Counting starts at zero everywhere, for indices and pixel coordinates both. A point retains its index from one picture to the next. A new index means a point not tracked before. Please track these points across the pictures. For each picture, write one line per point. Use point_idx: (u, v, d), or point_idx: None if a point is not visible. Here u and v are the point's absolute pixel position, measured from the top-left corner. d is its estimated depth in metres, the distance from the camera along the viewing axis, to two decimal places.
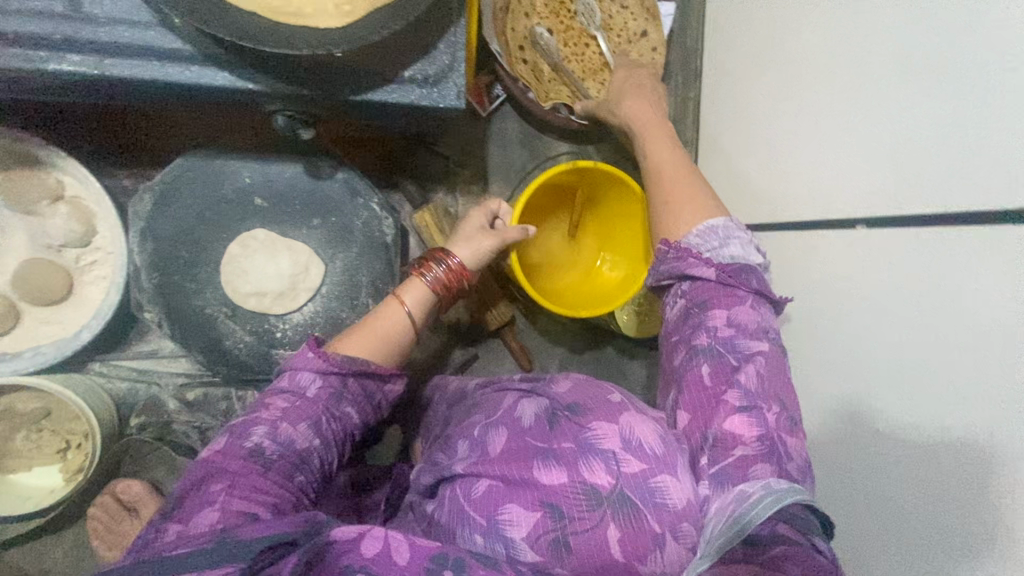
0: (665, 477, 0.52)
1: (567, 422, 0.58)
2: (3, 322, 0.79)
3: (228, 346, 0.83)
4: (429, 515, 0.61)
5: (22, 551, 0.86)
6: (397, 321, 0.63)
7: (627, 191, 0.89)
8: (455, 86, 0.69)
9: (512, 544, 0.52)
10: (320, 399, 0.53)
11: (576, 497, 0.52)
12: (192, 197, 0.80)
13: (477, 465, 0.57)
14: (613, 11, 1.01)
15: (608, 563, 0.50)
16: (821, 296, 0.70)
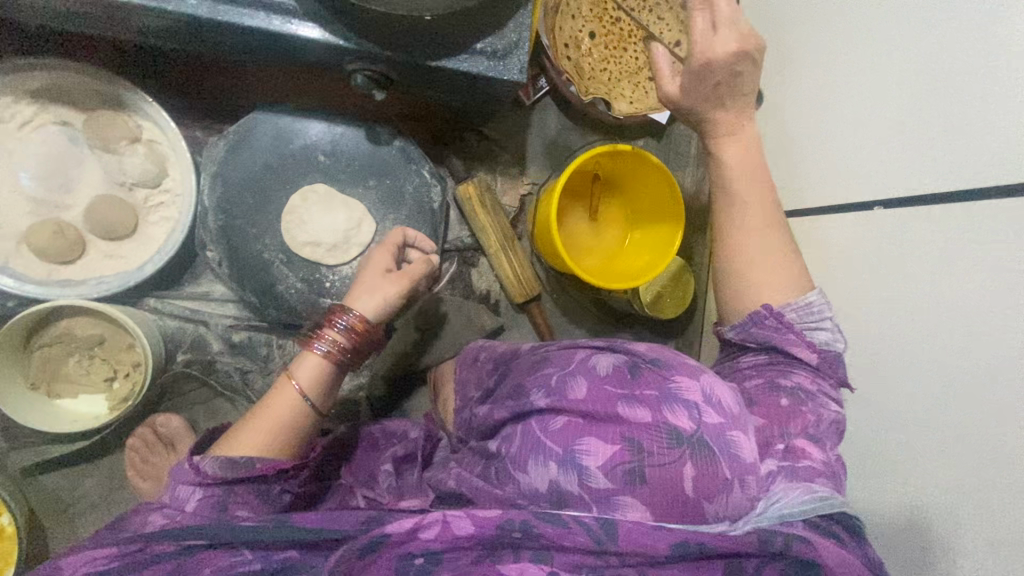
0: (739, 433, 0.55)
1: (649, 371, 0.59)
2: (72, 251, 0.84)
3: (282, 291, 0.88)
4: (496, 448, 0.64)
5: (59, 476, 0.89)
6: (289, 399, 0.70)
7: (658, 174, 0.94)
8: (518, 62, 0.78)
9: (586, 471, 0.55)
10: (202, 512, 0.62)
11: (657, 438, 0.54)
12: (260, 146, 0.86)
13: (559, 402, 0.59)
14: (652, 20, 1.09)
15: (679, 498, 0.53)
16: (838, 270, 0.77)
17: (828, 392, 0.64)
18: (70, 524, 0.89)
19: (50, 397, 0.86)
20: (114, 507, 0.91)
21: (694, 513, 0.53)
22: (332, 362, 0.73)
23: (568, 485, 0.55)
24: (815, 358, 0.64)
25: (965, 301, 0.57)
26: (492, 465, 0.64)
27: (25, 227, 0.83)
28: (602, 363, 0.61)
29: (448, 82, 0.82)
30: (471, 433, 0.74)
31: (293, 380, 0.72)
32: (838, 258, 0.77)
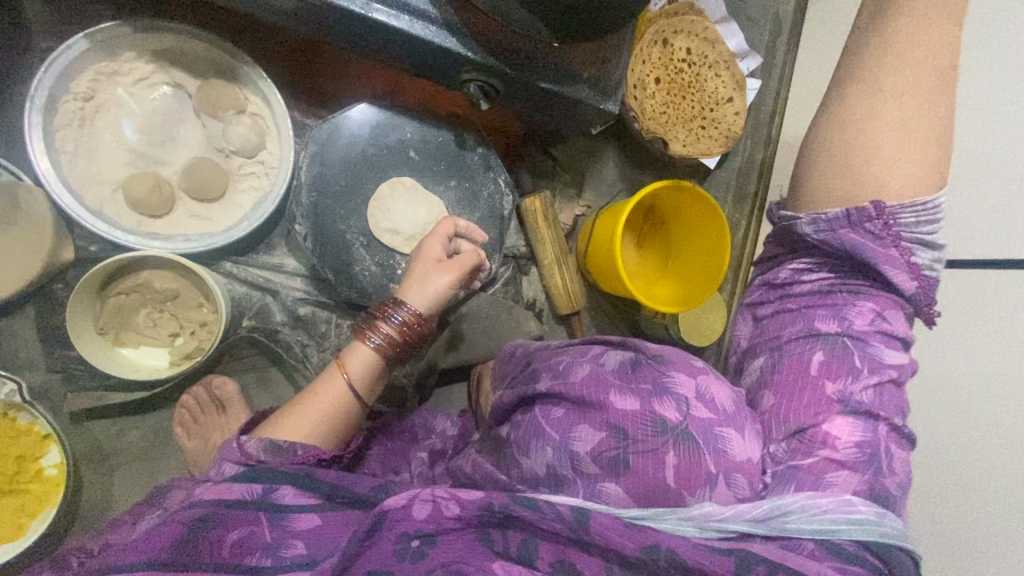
0: (727, 429, 0.61)
1: (647, 366, 0.66)
2: (164, 205, 0.86)
3: (356, 272, 0.92)
4: (507, 434, 0.69)
5: (104, 424, 0.89)
6: (336, 390, 0.70)
7: (697, 200, 1.03)
8: (614, 96, 0.87)
9: (577, 456, 0.61)
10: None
11: (644, 424, 0.60)
12: (357, 135, 0.92)
13: (560, 389, 0.66)
14: (708, 77, 1.19)
15: (662, 486, 0.58)
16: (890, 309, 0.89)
17: (894, 330, 0.66)
18: (106, 477, 0.89)
19: (114, 345, 0.86)
20: (152, 464, 0.91)
21: (677, 501, 0.58)
22: (383, 352, 0.72)
23: (561, 467, 0.61)
24: (909, 285, 0.67)
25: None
26: (501, 450, 0.69)
27: (123, 175, 0.86)
28: (609, 359, 0.68)
29: (543, 102, 0.90)
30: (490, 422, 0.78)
31: (343, 371, 0.71)
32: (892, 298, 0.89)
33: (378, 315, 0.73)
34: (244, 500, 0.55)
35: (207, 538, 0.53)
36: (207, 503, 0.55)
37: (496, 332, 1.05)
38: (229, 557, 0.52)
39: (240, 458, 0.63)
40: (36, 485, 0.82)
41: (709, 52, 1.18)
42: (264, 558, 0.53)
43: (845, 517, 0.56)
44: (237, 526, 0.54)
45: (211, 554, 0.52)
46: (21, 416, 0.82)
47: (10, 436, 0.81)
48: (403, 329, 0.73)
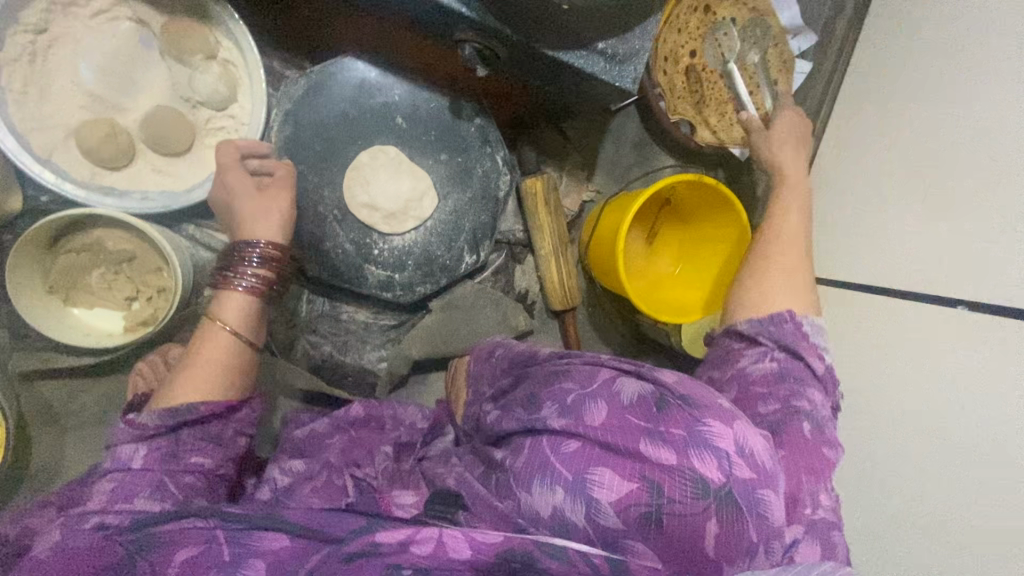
0: (769, 491, 0.50)
1: (678, 408, 0.52)
2: (120, 158, 0.78)
3: (328, 249, 0.84)
4: (503, 461, 0.57)
5: (56, 386, 0.85)
6: (216, 338, 0.61)
7: (720, 200, 0.91)
8: (634, 70, 0.74)
9: (594, 506, 0.49)
10: (149, 465, 0.55)
11: (683, 484, 0.48)
12: (338, 94, 0.82)
13: (572, 424, 0.52)
14: (751, 53, 1.04)
15: (695, 551, 0.48)
16: (883, 344, 0.81)
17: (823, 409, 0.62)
18: (57, 439, 0.85)
19: (65, 304, 0.81)
20: (105, 430, 0.87)
21: (711, 569, 0.48)
22: (259, 291, 0.64)
23: (572, 514, 0.49)
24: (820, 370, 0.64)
25: (953, 390, 0.70)
26: (493, 474, 0.57)
27: (77, 121, 0.78)
28: (625, 387, 0.55)
29: (549, 71, 0.79)
30: (479, 433, 0.67)
31: (219, 318, 0.62)
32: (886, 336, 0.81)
33: (230, 262, 0.65)
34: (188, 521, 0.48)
35: (148, 562, 0.46)
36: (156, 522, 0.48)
37: (480, 322, 0.97)
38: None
39: (135, 436, 0.55)
40: None
41: (755, 24, 1.04)
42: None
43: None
44: (188, 544, 0.46)
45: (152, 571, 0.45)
46: None
47: None
48: (265, 267, 0.65)
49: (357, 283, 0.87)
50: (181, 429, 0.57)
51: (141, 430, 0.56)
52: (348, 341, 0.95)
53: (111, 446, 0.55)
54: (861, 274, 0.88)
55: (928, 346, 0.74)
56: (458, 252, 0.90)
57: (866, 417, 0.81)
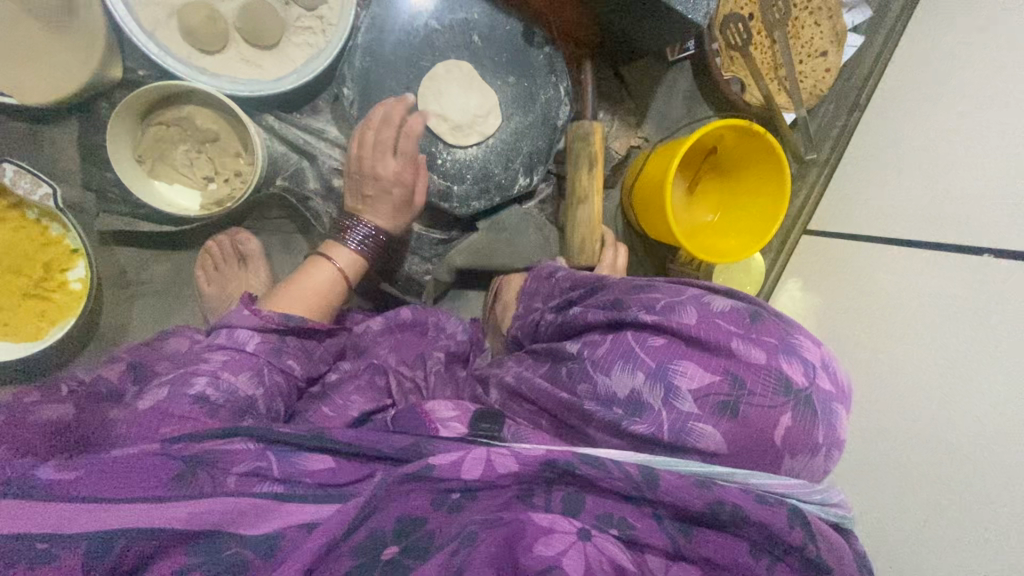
0: (843, 408, 0.56)
1: (770, 320, 0.57)
2: (216, 42, 0.83)
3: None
4: (583, 351, 0.62)
5: (131, 254, 0.91)
6: (326, 276, 0.79)
7: (774, 162, 0.95)
8: (707, 6, 0.79)
9: (676, 390, 0.55)
10: (259, 351, 0.67)
11: (767, 381, 0.54)
12: (422, 6, 0.88)
13: (662, 321, 0.58)
14: (806, 23, 1.09)
15: (766, 443, 0.54)
16: (918, 306, 0.85)
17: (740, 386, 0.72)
18: (125, 304, 0.91)
19: (149, 176, 0.86)
20: (171, 302, 0.93)
21: (772, 463, 0.54)
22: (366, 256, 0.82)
23: (650, 398, 0.55)
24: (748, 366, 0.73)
25: (983, 356, 0.75)
26: (563, 365, 0.64)
27: (180, 2, 0.83)
28: (717, 301, 0.59)
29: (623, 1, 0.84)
30: (540, 338, 0.74)
31: (333, 263, 0.80)
32: (916, 296, 0.86)
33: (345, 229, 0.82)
34: (242, 440, 0.52)
35: (207, 475, 0.48)
36: (205, 442, 0.51)
37: (522, 245, 1.00)
38: (236, 489, 0.48)
39: (255, 324, 0.68)
40: (60, 295, 0.85)
41: None
42: (273, 487, 0.50)
43: (821, 488, 0.55)
44: (240, 461, 0.50)
45: (213, 485, 0.48)
46: (54, 227, 0.84)
47: (40, 243, 0.84)
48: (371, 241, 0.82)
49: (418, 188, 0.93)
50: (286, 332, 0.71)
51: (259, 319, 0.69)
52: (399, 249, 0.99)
53: (230, 325, 0.67)
54: (895, 231, 0.93)
55: (966, 312, 0.79)
56: (514, 172, 0.95)
57: (887, 373, 0.87)
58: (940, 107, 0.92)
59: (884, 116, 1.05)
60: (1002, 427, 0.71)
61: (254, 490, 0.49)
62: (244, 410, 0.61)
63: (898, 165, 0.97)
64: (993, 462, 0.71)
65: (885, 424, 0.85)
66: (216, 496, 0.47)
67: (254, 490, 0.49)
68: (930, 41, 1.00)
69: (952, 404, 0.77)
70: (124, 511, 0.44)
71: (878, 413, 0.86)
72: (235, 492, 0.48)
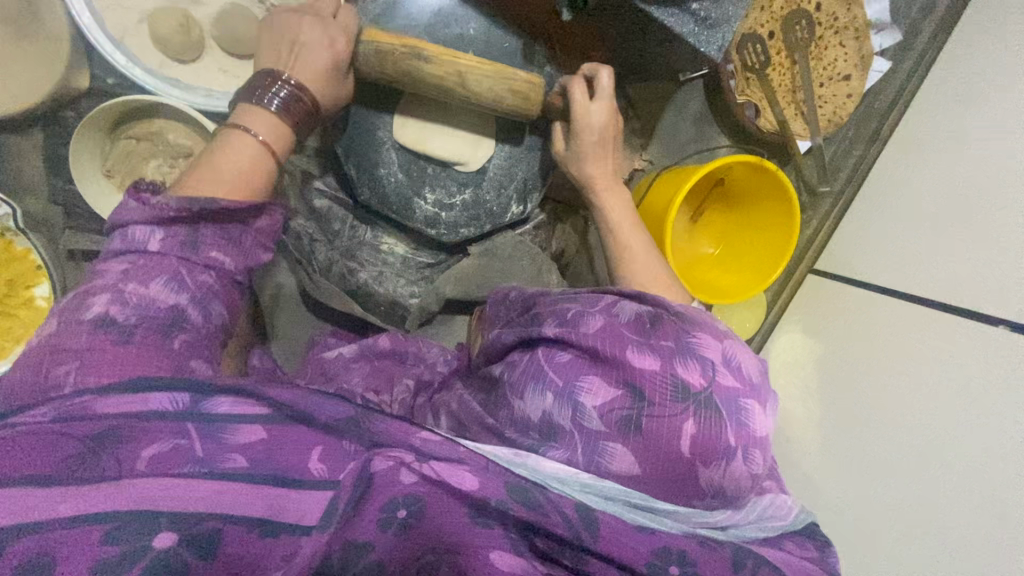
0: (755, 403, 0.52)
1: (670, 323, 0.55)
2: (188, 52, 0.77)
3: (360, 145, 0.84)
4: (499, 373, 0.59)
5: None
6: (240, 146, 0.62)
7: (778, 193, 0.90)
8: (722, 38, 0.71)
9: (581, 409, 0.52)
10: (166, 251, 0.54)
11: (663, 387, 0.51)
12: (414, 19, 0.82)
13: (568, 334, 0.55)
14: (831, 44, 1.01)
15: (672, 455, 0.50)
16: (915, 362, 0.82)
17: None
18: None
19: (118, 191, 0.81)
20: None
21: (684, 476, 0.51)
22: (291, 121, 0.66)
23: (560, 418, 0.52)
24: None
25: (974, 408, 0.74)
26: (490, 390, 0.60)
27: (151, 6, 0.76)
28: (623, 308, 0.56)
29: (630, 24, 0.77)
30: (477, 366, 0.70)
31: (250, 131, 0.63)
32: (916, 354, 0.82)
33: (257, 94, 0.66)
34: (164, 412, 0.44)
35: (112, 456, 0.41)
36: (113, 410, 0.43)
37: (515, 272, 0.94)
38: (147, 472, 0.41)
39: (147, 216, 0.53)
40: (24, 313, 0.81)
41: (841, 13, 0.99)
42: (194, 471, 0.42)
43: (756, 506, 0.54)
44: (157, 440, 0.43)
45: (118, 469, 0.41)
46: (18, 241, 0.80)
47: (6, 258, 0.80)
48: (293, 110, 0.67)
49: (402, 215, 0.87)
50: (200, 220, 0.56)
51: (152, 209, 0.53)
52: (384, 272, 0.94)
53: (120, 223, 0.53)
54: (903, 285, 0.89)
55: (968, 373, 0.76)
56: (507, 199, 0.90)
57: (877, 423, 0.85)
58: (963, 152, 0.87)
59: (907, 154, 0.98)
60: (987, 473, 0.71)
61: (173, 474, 0.42)
62: (169, 328, 0.53)
63: (913, 212, 0.91)
64: (980, 512, 0.70)
65: (883, 479, 0.81)
66: (127, 481, 0.41)
67: (172, 471, 0.42)
68: (961, 77, 0.93)
69: (957, 450, 0.74)
70: (18, 498, 0.39)
71: (867, 459, 0.84)
72: (145, 476, 0.41)
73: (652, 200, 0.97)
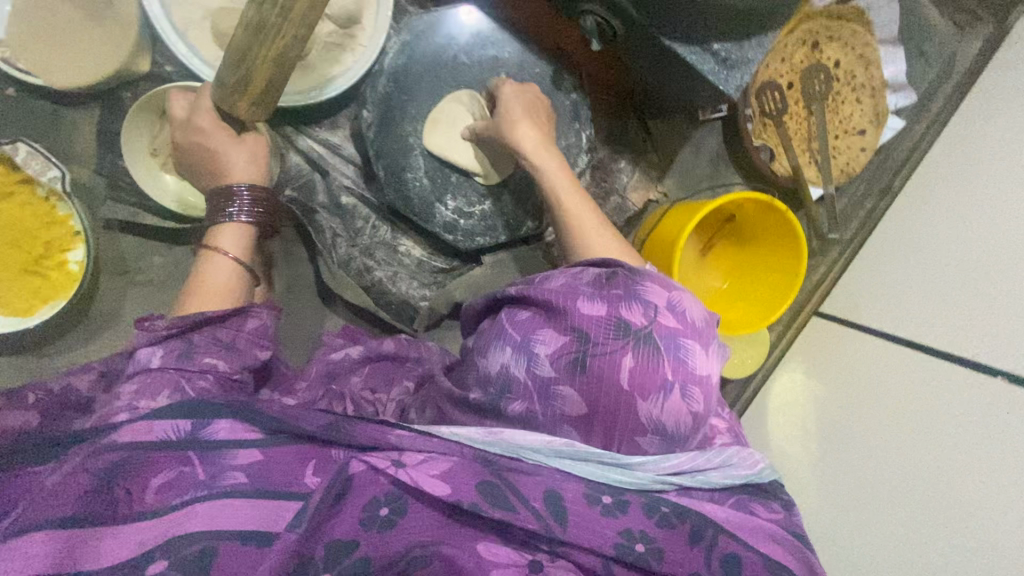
0: (693, 342, 0.56)
1: (623, 277, 0.59)
2: None
3: (390, 148, 0.88)
4: (471, 343, 0.63)
5: (135, 242, 0.92)
6: (219, 268, 0.69)
7: (788, 231, 0.93)
8: (740, 79, 0.76)
9: (535, 357, 0.56)
10: (167, 365, 0.58)
11: (605, 327, 0.55)
12: (453, 38, 0.88)
13: (528, 292, 0.60)
14: (848, 99, 1.05)
15: (613, 390, 0.54)
16: (914, 398, 0.89)
17: None
18: (121, 290, 0.92)
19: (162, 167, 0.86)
20: (165, 294, 0.93)
21: (626, 411, 0.54)
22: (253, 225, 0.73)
23: (516, 369, 0.56)
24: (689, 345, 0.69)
25: (965, 430, 0.83)
26: (463, 360, 0.64)
27: (215, 6, 0.83)
28: (585, 272, 0.61)
29: (656, 60, 0.82)
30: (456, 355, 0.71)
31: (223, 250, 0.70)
32: (913, 389, 0.89)
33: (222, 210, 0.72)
34: (165, 441, 0.48)
35: (124, 488, 0.45)
36: (126, 443, 0.48)
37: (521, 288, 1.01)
38: (155, 504, 0.46)
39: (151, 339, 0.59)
40: (56, 274, 0.85)
41: (859, 71, 1.04)
42: (195, 495, 0.46)
43: (718, 456, 0.59)
44: (161, 469, 0.47)
45: (131, 504, 0.45)
46: (60, 207, 0.85)
47: (45, 222, 0.84)
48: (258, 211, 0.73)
49: (423, 219, 0.91)
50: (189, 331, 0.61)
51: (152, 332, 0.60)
52: (399, 272, 0.98)
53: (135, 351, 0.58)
54: (911, 333, 0.93)
55: (961, 409, 0.84)
56: (524, 214, 0.94)
57: (873, 445, 0.90)
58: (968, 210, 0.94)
59: (918, 210, 1.01)
60: (978, 484, 0.80)
61: (175, 502, 0.46)
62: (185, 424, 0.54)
63: (918, 263, 0.97)
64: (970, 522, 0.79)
65: (882, 493, 0.88)
66: (131, 520, 0.44)
67: (172, 502, 0.46)
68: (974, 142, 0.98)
69: (951, 466, 0.83)
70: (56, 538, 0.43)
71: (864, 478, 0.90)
72: (158, 506, 0.45)
73: (665, 226, 0.99)
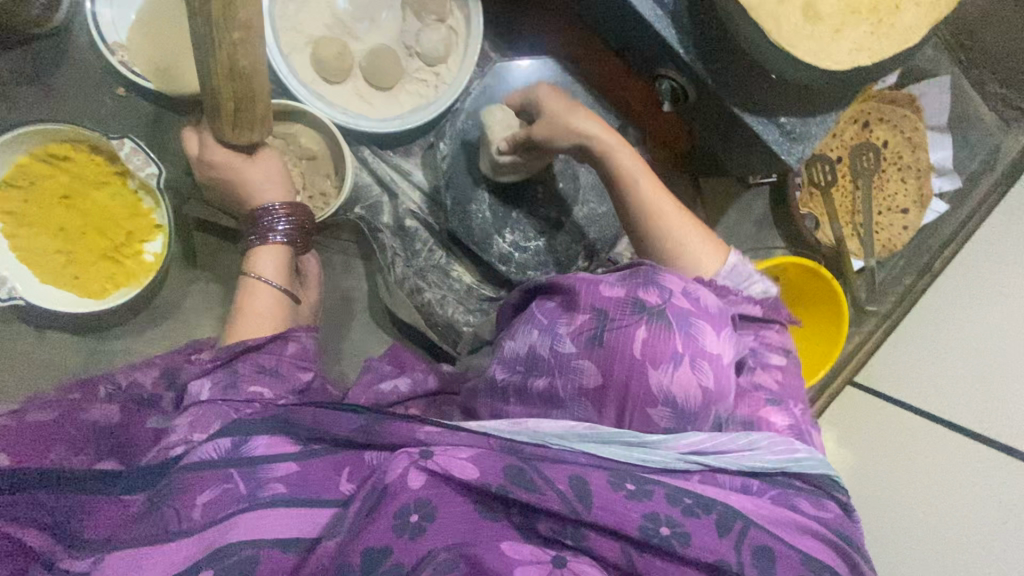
0: (706, 323, 0.56)
1: (643, 268, 0.60)
2: (338, 76, 0.90)
3: (457, 182, 0.94)
4: (502, 335, 0.67)
5: (207, 240, 0.97)
6: (262, 291, 0.75)
7: (830, 297, 0.96)
8: (802, 152, 0.80)
9: (557, 337, 0.58)
10: (216, 396, 0.59)
11: (619, 305, 0.56)
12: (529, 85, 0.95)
13: (554, 282, 0.63)
14: (893, 178, 1.09)
15: (626, 362, 0.54)
16: (940, 450, 0.96)
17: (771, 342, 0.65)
18: (186, 284, 0.97)
19: None
20: (226, 293, 0.98)
21: (638, 382, 0.54)
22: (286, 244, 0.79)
23: (541, 348, 0.59)
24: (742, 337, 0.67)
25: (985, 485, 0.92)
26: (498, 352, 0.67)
27: (319, 35, 0.90)
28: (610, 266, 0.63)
29: (721, 125, 0.87)
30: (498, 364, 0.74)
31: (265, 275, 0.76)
32: (942, 447, 0.96)
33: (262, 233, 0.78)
34: (209, 460, 0.50)
35: (175, 507, 0.48)
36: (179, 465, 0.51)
37: None
38: (205, 519, 0.48)
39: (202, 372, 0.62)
40: (131, 263, 0.90)
41: (906, 153, 1.09)
42: (243, 507, 0.48)
43: (753, 441, 0.56)
44: (208, 486, 0.49)
45: (179, 521, 0.48)
46: (146, 200, 0.90)
47: (130, 213, 0.89)
48: (291, 225, 0.79)
49: (481, 249, 0.95)
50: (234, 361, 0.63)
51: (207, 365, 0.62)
52: (446, 296, 0.99)
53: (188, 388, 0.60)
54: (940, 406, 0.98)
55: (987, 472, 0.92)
56: (575, 254, 0.97)
57: (898, 490, 0.96)
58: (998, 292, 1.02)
59: (955, 293, 1.05)
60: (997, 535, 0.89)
61: (223, 516, 0.48)
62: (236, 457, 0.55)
63: (952, 338, 1.02)
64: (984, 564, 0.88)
65: (907, 535, 0.94)
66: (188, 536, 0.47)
67: (225, 513, 0.48)
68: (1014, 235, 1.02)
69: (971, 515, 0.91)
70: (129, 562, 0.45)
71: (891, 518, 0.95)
72: (207, 523, 0.48)
73: None
